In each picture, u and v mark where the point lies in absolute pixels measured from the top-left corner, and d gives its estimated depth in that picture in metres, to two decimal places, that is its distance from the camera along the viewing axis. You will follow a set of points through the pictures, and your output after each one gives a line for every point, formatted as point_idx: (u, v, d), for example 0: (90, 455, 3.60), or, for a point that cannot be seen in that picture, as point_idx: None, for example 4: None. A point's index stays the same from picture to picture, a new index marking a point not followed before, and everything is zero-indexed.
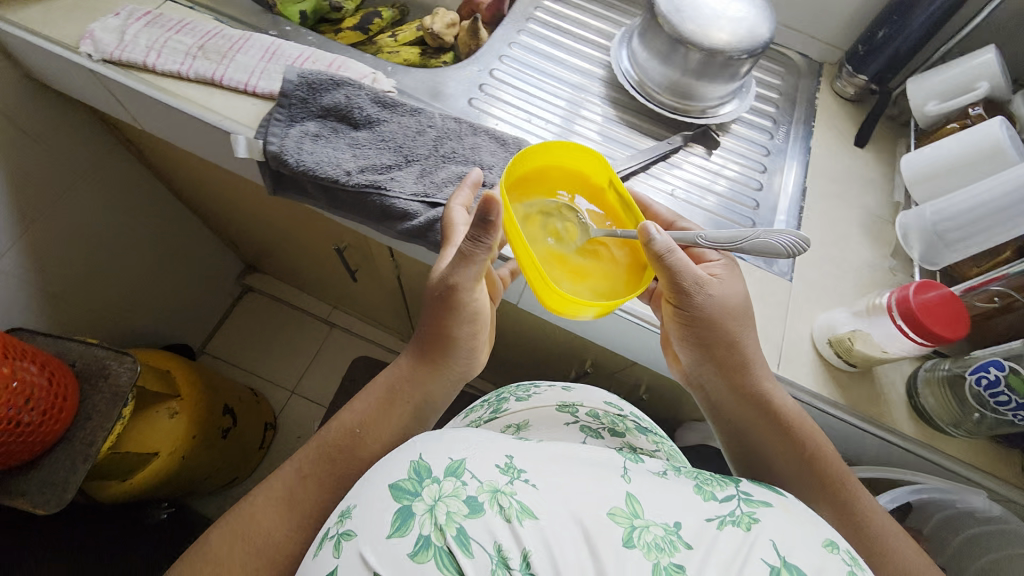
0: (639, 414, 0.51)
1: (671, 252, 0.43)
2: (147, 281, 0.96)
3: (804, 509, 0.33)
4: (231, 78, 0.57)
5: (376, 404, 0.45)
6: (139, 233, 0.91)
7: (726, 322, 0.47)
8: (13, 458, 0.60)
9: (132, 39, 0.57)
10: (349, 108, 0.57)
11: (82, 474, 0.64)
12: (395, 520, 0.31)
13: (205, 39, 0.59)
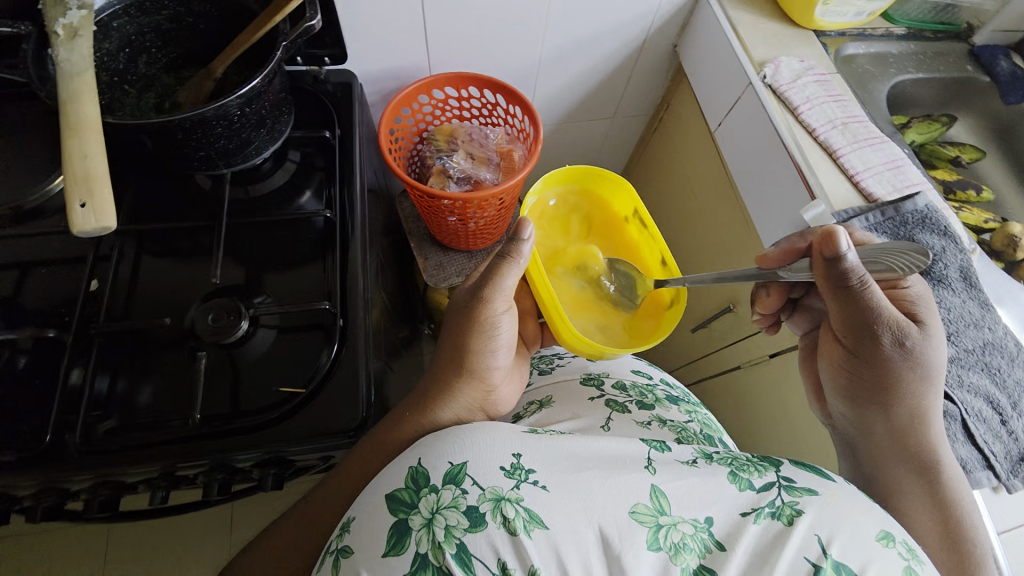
0: (668, 381, 0.60)
1: (863, 279, 0.47)
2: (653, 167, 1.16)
3: (850, 495, 0.37)
4: (852, 160, 0.68)
5: (428, 402, 0.49)
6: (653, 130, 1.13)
7: (900, 367, 0.50)
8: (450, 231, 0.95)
9: (805, 84, 0.73)
10: (936, 254, 0.64)
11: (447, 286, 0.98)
12: (390, 539, 0.34)
13: (844, 118, 0.71)
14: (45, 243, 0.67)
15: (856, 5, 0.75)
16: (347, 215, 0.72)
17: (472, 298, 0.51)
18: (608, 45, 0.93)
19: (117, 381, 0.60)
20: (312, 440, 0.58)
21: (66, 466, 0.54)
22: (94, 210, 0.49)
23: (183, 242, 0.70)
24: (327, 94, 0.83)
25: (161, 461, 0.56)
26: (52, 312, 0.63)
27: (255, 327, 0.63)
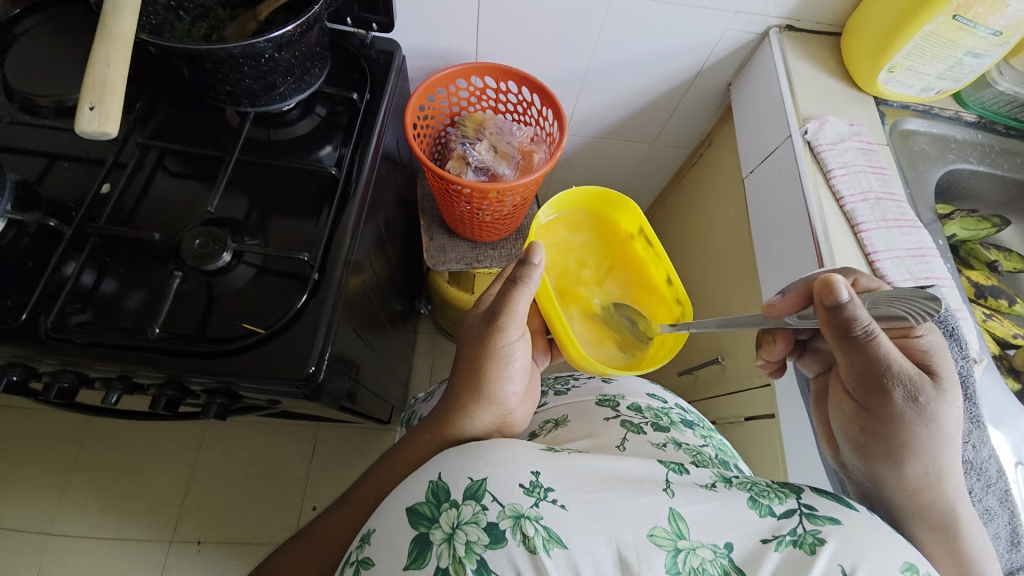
0: (683, 406, 0.59)
1: (870, 328, 0.43)
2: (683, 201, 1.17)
3: (872, 523, 0.35)
4: (872, 237, 0.68)
5: (445, 427, 0.49)
6: (690, 166, 1.13)
7: (913, 424, 0.46)
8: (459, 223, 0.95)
9: (846, 148, 0.73)
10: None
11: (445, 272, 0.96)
12: (412, 553, 0.34)
13: (880, 194, 0.71)
14: (75, 139, 0.67)
15: (926, 78, 0.74)
16: (353, 174, 0.70)
17: (486, 325, 0.49)
18: (658, 70, 0.93)
19: (104, 282, 0.60)
20: (260, 381, 0.56)
21: (36, 347, 0.55)
22: (100, 115, 0.48)
23: (194, 166, 0.68)
24: (366, 59, 0.82)
25: (121, 365, 0.56)
26: (65, 204, 0.63)
27: (237, 261, 0.62)
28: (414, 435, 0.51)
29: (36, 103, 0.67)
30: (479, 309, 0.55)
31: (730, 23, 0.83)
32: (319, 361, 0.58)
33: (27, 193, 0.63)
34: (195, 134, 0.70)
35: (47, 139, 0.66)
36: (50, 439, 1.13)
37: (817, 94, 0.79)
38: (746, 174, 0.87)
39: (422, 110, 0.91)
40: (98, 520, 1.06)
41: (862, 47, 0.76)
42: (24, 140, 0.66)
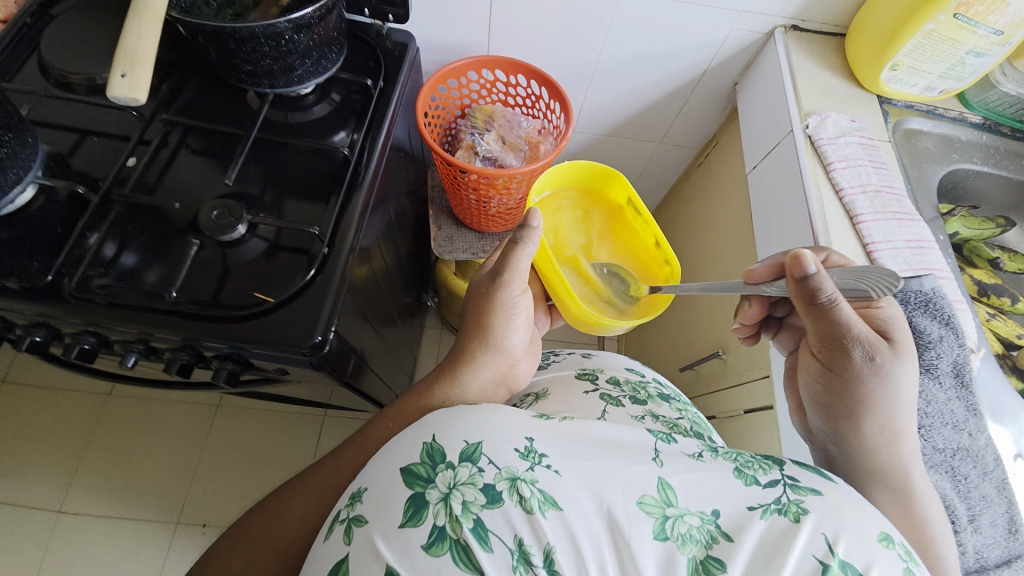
0: (659, 380, 0.61)
1: (832, 296, 0.45)
2: (687, 200, 1.18)
3: (852, 496, 0.35)
4: (868, 225, 0.69)
5: (450, 375, 0.51)
6: (695, 166, 1.15)
7: (871, 382, 0.49)
8: (462, 208, 0.96)
9: (847, 143, 0.74)
10: (929, 341, 0.61)
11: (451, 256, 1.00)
12: (408, 510, 0.34)
13: (881, 189, 0.71)
14: (105, 116, 0.70)
15: (928, 77, 0.76)
16: (364, 156, 0.71)
17: (491, 282, 0.54)
18: (667, 68, 0.94)
19: (123, 253, 0.61)
20: (273, 349, 0.58)
21: (60, 305, 0.57)
22: (130, 82, 0.54)
23: (214, 143, 0.70)
24: (386, 51, 0.83)
25: (140, 325, 0.57)
26: (93, 176, 0.66)
27: (251, 234, 0.64)
28: (414, 390, 0.52)
29: (71, 79, 0.69)
30: (484, 268, 0.59)
31: (736, 22, 0.84)
32: (327, 329, 0.59)
33: (58, 162, 0.65)
34: (217, 112, 0.72)
35: (77, 114, 0.69)
36: (67, 412, 1.17)
37: (821, 91, 0.80)
38: (750, 168, 0.88)
39: (433, 100, 0.92)
40: (107, 497, 1.09)
41: (865, 45, 0.77)
42: (54, 113, 0.68)
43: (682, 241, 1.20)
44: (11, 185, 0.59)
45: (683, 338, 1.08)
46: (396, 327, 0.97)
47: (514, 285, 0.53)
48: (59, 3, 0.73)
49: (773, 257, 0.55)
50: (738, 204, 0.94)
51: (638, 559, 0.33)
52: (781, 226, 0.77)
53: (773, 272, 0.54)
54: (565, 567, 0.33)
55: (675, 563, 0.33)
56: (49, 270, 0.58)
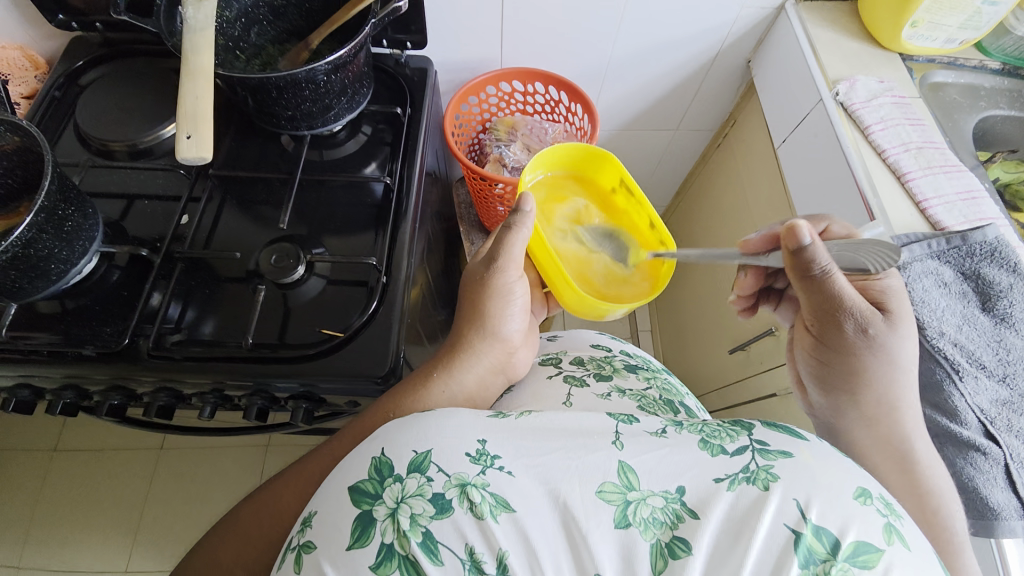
0: (624, 351, 0.67)
1: (827, 267, 0.47)
2: (706, 183, 1.16)
3: (822, 455, 0.38)
4: (917, 183, 0.64)
5: (449, 364, 0.57)
6: (711, 149, 1.13)
7: (864, 353, 0.51)
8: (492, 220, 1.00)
9: (881, 105, 0.69)
10: (1001, 291, 0.61)
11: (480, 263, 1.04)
12: (355, 533, 0.37)
13: (925, 147, 0.67)
14: (151, 179, 0.78)
15: (948, 30, 0.71)
16: (403, 184, 0.77)
17: (487, 269, 0.59)
18: (670, 59, 0.93)
19: (187, 311, 0.68)
20: (341, 380, 0.63)
21: (139, 365, 0.64)
22: (196, 142, 0.58)
23: (258, 192, 0.77)
24: (407, 78, 0.87)
25: (214, 375, 0.63)
26: (148, 239, 0.73)
27: (309, 273, 0.70)
28: (414, 377, 0.56)
29: (111, 147, 0.78)
30: (478, 257, 0.64)
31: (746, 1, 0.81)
32: (395, 360, 0.64)
33: (115, 230, 0.73)
34: (255, 160, 0.80)
35: (125, 180, 0.77)
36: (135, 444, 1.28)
37: (843, 59, 0.75)
38: (779, 142, 0.84)
39: (457, 119, 0.96)
40: (170, 548, 1.19)
41: (881, 4, 0.72)
42: (100, 182, 0.77)
43: (704, 225, 1.18)
44: (78, 258, 0.67)
45: (720, 321, 1.07)
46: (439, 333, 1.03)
47: (512, 270, 0.59)
48: (84, 73, 0.84)
49: (767, 231, 0.57)
50: (761, 185, 0.91)
51: (594, 551, 0.35)
52: (820, 201, 0.73)
53: (768, 242, 0.57)
54: (517, 568, 0.36)
55: (635, 550, 0.36)
56: (125, 335, 0.65)
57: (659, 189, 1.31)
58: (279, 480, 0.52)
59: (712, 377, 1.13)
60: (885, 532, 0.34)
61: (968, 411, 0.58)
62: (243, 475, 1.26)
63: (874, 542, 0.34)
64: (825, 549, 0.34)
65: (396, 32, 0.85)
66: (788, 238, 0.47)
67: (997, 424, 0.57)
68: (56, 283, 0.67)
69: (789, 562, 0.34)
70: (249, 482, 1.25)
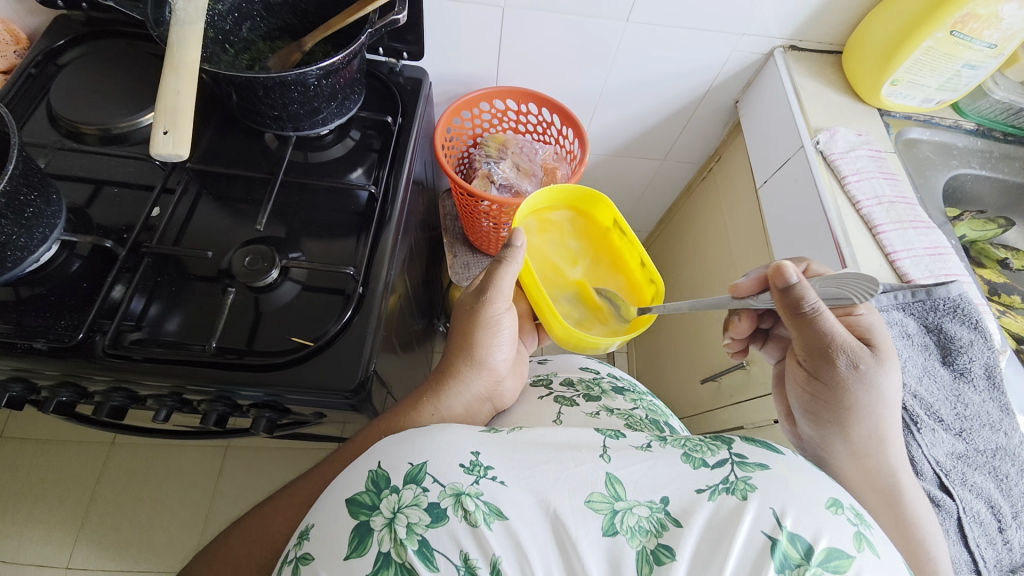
0: (613, 374, 0.68)
1: (816, 305, 0.50)
2: (688, 215, 1.20)
3: (797, 467, 0.40)
4: (890, 235, 0.68)
5: (437, 392, 0.56)
6: (695, 183, 1.17)
7: (856, 389, 0.53)
8: (482, 240, 1.01)
9: (858, 156, 0.73)
10: (961, 346, 0.64)
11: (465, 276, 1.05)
12: (352, 542, 0.37)
13: (897, 201, 0.71)
14: (122, 166, 0.76)
15: (926, 90, 0.77)
16: (390, 192, 0.77)
17: (476, 301, 0.59)
18: (661, 92, 0.97)
19: (150, 306, 0.66)
20: (307, 393, 0.61)
21: (92, 363, 0.60)
22: (172, 138, 0.55)
23: (236, 190, 0.76)
24: (399, 86, 0.88)
25: (172, 379, 0.60)
26: (114, 229, 0.71)
27: (283, 278, 0.68)
28: (400, 405, 0.56)
29: (82, 130, 0.76)
30: (468, 288, 0.64)
31: (738, 44, 0.86)
32: (367, 374, 0.63)
33: (79, 217, 0.70)
34: (233, 157, 0.78)
35: (94, 166, 0.75)
36: (85, 440, 1.21)
37: (825, 108, 0.80)
38: (761, 182, 0.88)
39: (449, 132, 0.97)
40: (116, 552, 1.12)
41: (864, 60, 0.78)
42: (71, 166, 0.75)
43: (684, 254, 1.21)
44: (37, 246, 0.64)
45: (694, 351, 1.09)
46: (417, 347, 1.02)
47: (501, 303, 0.59)
48: (64, 53, 0.81)
49: (756, 273, 0.59)
50: (742, 220, 0.95)
51: (584, 557, 0.36)
52: (797, 239, 0.77)
53: (758, 284, 0.59)
54: (511, 573, 0.36)
55: (622, 556, 0.36)
56: (80, 329, 0.62)
57: (643, 215, 1.34)
58: (275, 498, 0.52)
59: (683, 404, 1.16)
60: (856, 540, 0.36)
61: (925, 462, 0.60)
62: (198, 479, 1.20)
63: (846, 548, 0.35)
64: (799, 554, 0.35)
65: (392, 41, 0.86)
66: (776, 277, 0.50)
67: (951, 477, 0.60)
68: (12, 270, 0.64)
69: (766, 565, 0.35)
70: (204, 489, 1.20)
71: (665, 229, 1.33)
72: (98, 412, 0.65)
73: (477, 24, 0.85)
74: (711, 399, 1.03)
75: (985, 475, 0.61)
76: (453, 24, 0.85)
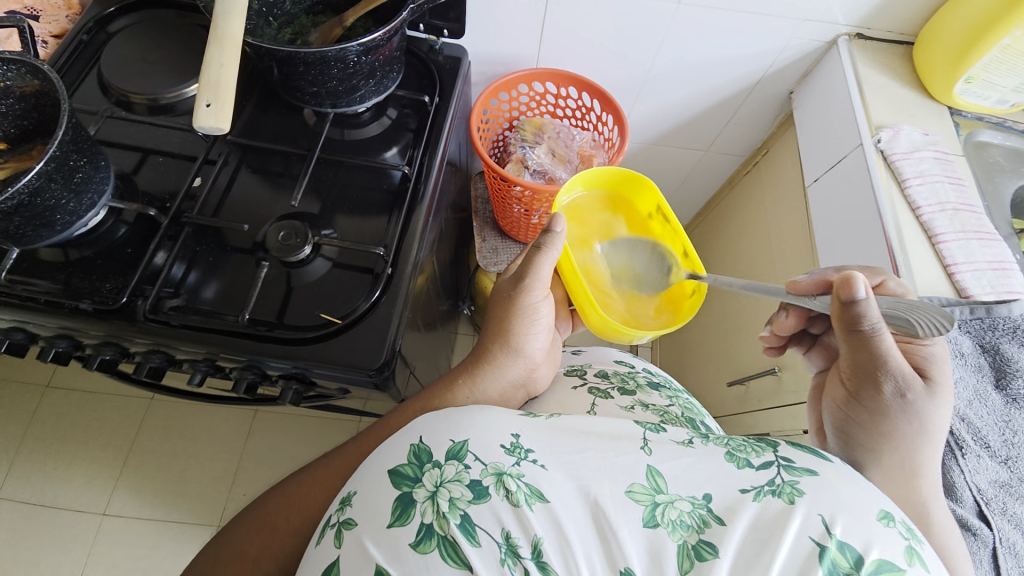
0: (648, 369, 0.67)
1: (875, 325, 0.47)
2: (727, 212, 1.17)
3: (845, 475, 0.39)
4: (949, 245, 0.64)
5: (471, 377, 0.56)
6: (737, 178, 1.14)
7: (895, 418, 0.51)
8: (514, 227, 1.00)
9: (922, 158, 0.69)
10: (1017, 369, 0.61)
11: (495, 261, 1.04)
12: (396, 511, 0.37)
13: (962, 209, 0.67)
14: (168, 136, 0.77)
15: (1003, 90, 0.72)
16: (423, 174, 0.76)
17: (514, 286, 0.59)
18: (710, 80, 0.93)
19: (190, 273, 0.67)
20: (334, 369, 0.62)
21: (134, 326, 0.62)
22: (215, 111, 0.56)
23: (274, 164, 0.76)
24: (438, 65, 0.87)
25: (208, 346, 0.62)
26: (158, 197, 0.72)
27: (315, 255, 0.69)
28: (434, 387, 0.56)
29: (131, 99, 0.78)
30: (507, 274, 0.64)
31: (796, 32, 0.82)
32: (391, 353, 0.63)
33: (126, 185, 0.72)
34: (273, 133, 0.79)
35: (140, 134, 0.76)
36: (121, 396, 1.26)
37: (888, 104, 0.76)
38: (810, 181, 0.84)
39: (485, 114, 0.95)
40: (152, 500, 1.17)
41: (937, 56, 0.73)
42: (119, 133, 0.76)
43: (720, 250, 1.18)
44: (85, 211, 0.66)
45: (723, 351, 1.07)
46: (442, 329, 1.03)
47: (539, 290, 0.59)
48: (114, 20, 0.83)
49: (819, 273, 0.56)
50: (786, 218, 0.92)
51: (624, 546, 0.36)
52: (845, 242, 0.73)
53: (818, 287, 0.56)
54: (554, 562, 0.35)
55: (662, 549, 0.36)
56: (123, 293, 0.64)
57: (681, 206, 1.31)
58: (311, 469, 0.53)
59: (706, 404, 1.14)
60: (908, 555, 0.34)
61: (966, 489, 0.58)
62: (226, 439, 1.24)
63: (896, 561, 0.34)
64: (848, 564, 0.34)
65: (433, 18, 0.84)
66: (841, 288, 0.46)
67: (991, 506, 0.58)
68: (61, 232, 0.65)
69: (813, 571, 0.34)
70: (232, 451, 1.23)
71: (703, 222, 1.29)
72: (138, 371, 0.67)
73: (522, 3, 0.83)
74: (738, 401, 1.01)
75: None
76: (499, 1, 0.83)
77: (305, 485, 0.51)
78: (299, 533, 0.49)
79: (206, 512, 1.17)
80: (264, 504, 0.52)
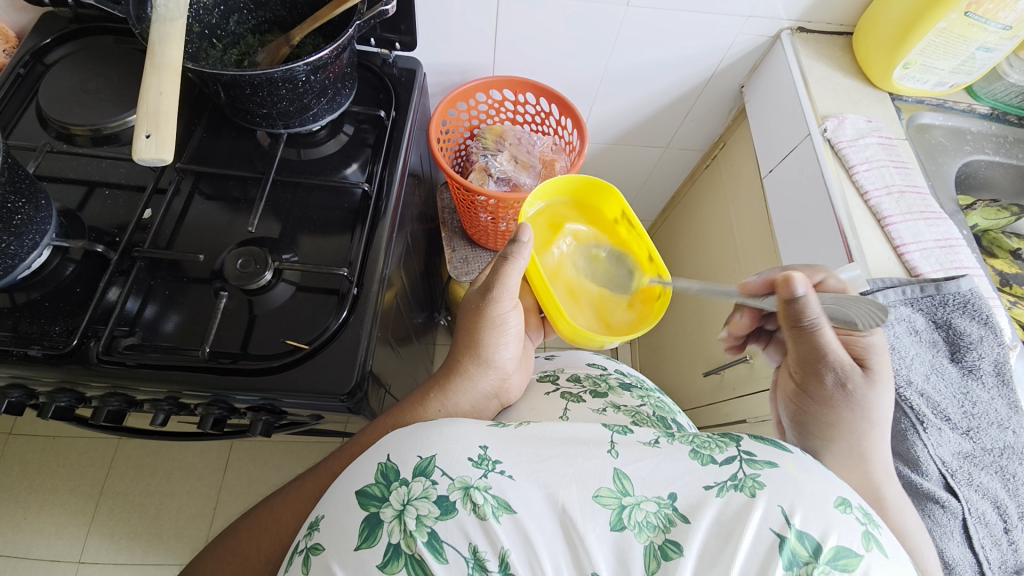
0: (621, 370, 0.67)
1: (816, 319, 0.50)
2: (691, 208, 1.18)
3: (806, 465, 0.39)
4: (897, 228, 0.66)
5: (442, 390, 0.56)
6: (698, 173, 1.15)
7: (856, 401, 0.52)
8: (484, 237, 1.00)
9: (867, 144, 0.71)
10: (971, 343, 0.62)
11: (465, 270, 1.03)
12: (362, 533, 0.36)
13: (906, 192, 0.69)
14: (114, 167, 0.74)
15: (940, 73, 0.75)
16: (384, 190, 0.75)
17: (482, 299, 0.58)
18: (664, 77, 0.94)
19: (146, 307, 0.65)
20: (301, 395, 0.60)
21: (88, 369, 0.60)
22: (156, 142, 0.54)
23: (231, 189, 0.75)
24: (394, 77, 0.86)
25: (169, 383, 0.60)
26: (108, 231, 0.70)
27: (277, 279, 0.67)
28: (404, 404, 0.55)
29: (72, 131, 0.75)
30: (475, 285, 0.63)
31: (743, 27, 0.83)
32: (362, 375, 0.62)
33: (71, 220, 0.69)
34: (226, 157, 0.77)
35: (85, 166, 0.74)
36: (88, 437, 1.21)
37: (833, 93, 0.78)
38: (766, 171, 0.86)
39: (444, 124, 0.95)
40: (126, 544, 1.13)
41: (876, 44, 0.76)
42: (63, 167, 0.73)
43: (687, 245, 1.20)
44: (28, 251, 0.63)
45: (696, 343, 1.08)
46: (416, 344, 1.01)
47: (507, 301, 0.58)
48: (51, 52, 0.80)
49: (767, 273, 0.57)
50: (747, 208, 0.93)
51: (593, 550, 0.36)
52: (803, 229, 0.75)
53: (766, 286, 0.57)
54: (519, 567, 0.35)
55: (629, 551, 0.36)
56: (74, 335, 0.61)
57: (647, 203, 1.33)
58: (280, 495, 0.52)
59: (685, 397, 1.15)
60: (865, 540, 0.35)
61: (930, 462, 0.59)
62: (204, 471, 1.21)
63: (854, 547, 0.34)
64: (808, 553, 0.34)
65: (385, 32, 0.84)
66: (784, 287, 0.49)
67: (957, 478, 0.59)
68: (4, 276, 0.63)
69: (774, 564, 0.34)
70: (209, 484, 1.20)
71: (670, 218, 1.31)
72: (95, 416, 0.65)
73: (472, 12, 0.83)
74: (715, 393, 1.02)
75: (995, 476, 0.60)
76: (448, 12, 0.83)
77: (276, 512, 0.50)
78: (271, 565, 0.48)
79: (186, 549, 1.13)
80: (233, 537, 0.51)
